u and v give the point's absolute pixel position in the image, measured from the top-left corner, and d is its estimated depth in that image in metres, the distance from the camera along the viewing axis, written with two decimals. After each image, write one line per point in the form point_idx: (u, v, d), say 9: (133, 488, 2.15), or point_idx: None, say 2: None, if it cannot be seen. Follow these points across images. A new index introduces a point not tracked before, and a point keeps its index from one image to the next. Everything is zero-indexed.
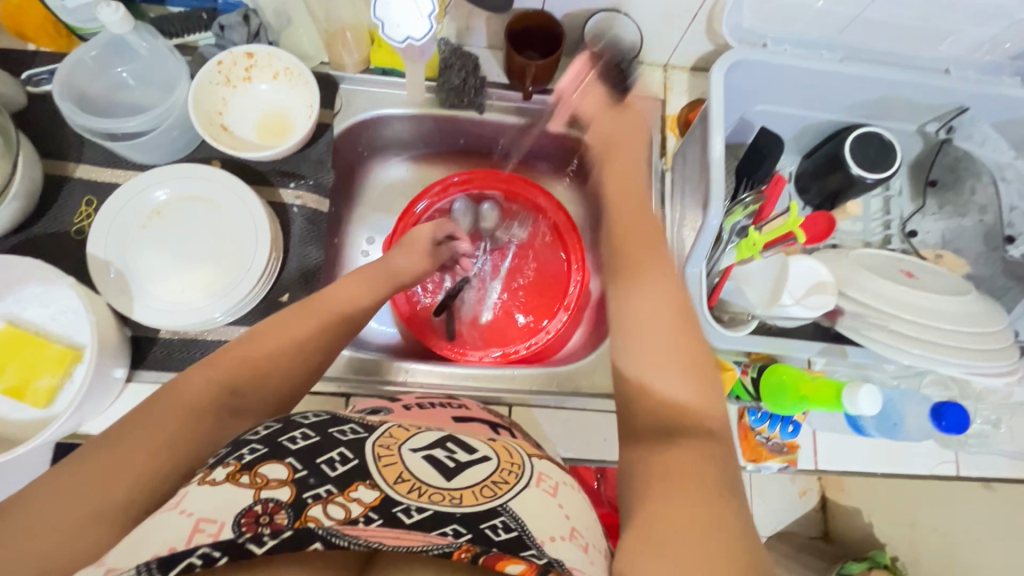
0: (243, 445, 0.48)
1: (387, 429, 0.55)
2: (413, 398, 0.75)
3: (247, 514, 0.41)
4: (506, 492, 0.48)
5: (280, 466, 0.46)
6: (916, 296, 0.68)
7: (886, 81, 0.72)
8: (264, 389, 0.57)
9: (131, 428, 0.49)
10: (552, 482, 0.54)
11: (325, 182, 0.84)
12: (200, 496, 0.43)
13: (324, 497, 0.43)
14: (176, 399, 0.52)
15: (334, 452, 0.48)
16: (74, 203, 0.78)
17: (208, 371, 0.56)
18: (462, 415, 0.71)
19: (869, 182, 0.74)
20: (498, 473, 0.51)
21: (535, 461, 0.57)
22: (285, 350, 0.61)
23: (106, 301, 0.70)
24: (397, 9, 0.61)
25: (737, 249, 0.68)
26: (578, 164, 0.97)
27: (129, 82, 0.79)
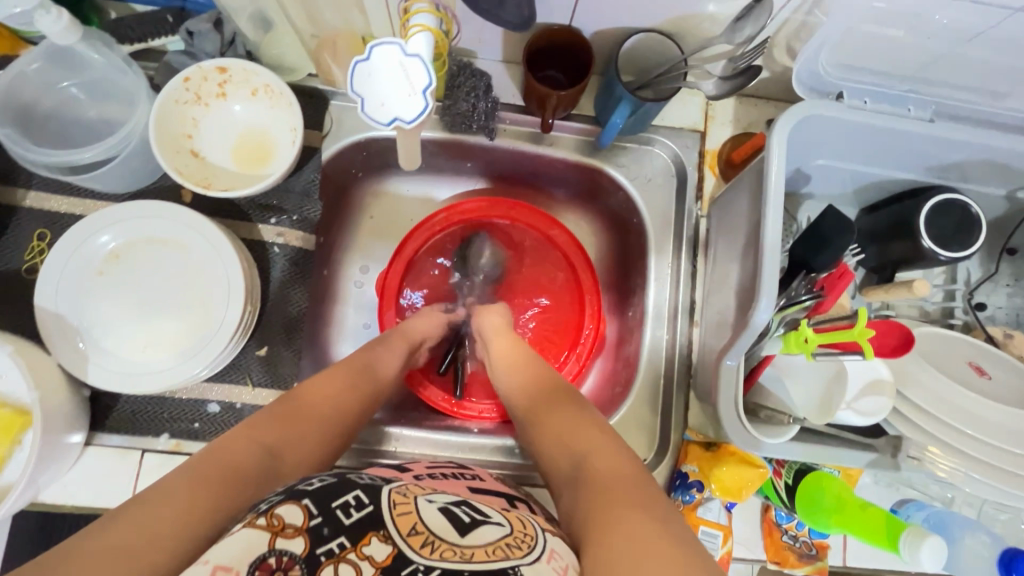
0: (261, 496, 0.46)
1: (403, 482, 0.52)
2: (424, 467, 0.68)
3: (260, 566, 0.39)
4: (524, 556, 0.44)
5: (296, 508, 0.43)
6: (990, 410, 0.58)
7: (980, 146, 0.59)
8: (302, 451, 0.55)
9: (170, 485, 0.46)
10: (564, 562, 0.46)
11: (311, 217, 0.75)
12: (221, 545, 0.40)
13: (336, 553, 0.41)
14: (221, 458, 0.49)
15: (350, 495, 0.45)
16: (25, 236, 0.68)
17: (250, 433, 0.54)
18: (476, 485, 0.63)
19: (942, 260, 0.63)
20: (511, 537, 0.46)
21: (550, 535, 0.49)
22: (325, 412, 0.60)
23: (54, 361, 0.62)
24: (384, 80, 0.50)
25: (784, 342, 0.57)
26: (600, 196, 0.85)
27: (80, 97, 0.68)
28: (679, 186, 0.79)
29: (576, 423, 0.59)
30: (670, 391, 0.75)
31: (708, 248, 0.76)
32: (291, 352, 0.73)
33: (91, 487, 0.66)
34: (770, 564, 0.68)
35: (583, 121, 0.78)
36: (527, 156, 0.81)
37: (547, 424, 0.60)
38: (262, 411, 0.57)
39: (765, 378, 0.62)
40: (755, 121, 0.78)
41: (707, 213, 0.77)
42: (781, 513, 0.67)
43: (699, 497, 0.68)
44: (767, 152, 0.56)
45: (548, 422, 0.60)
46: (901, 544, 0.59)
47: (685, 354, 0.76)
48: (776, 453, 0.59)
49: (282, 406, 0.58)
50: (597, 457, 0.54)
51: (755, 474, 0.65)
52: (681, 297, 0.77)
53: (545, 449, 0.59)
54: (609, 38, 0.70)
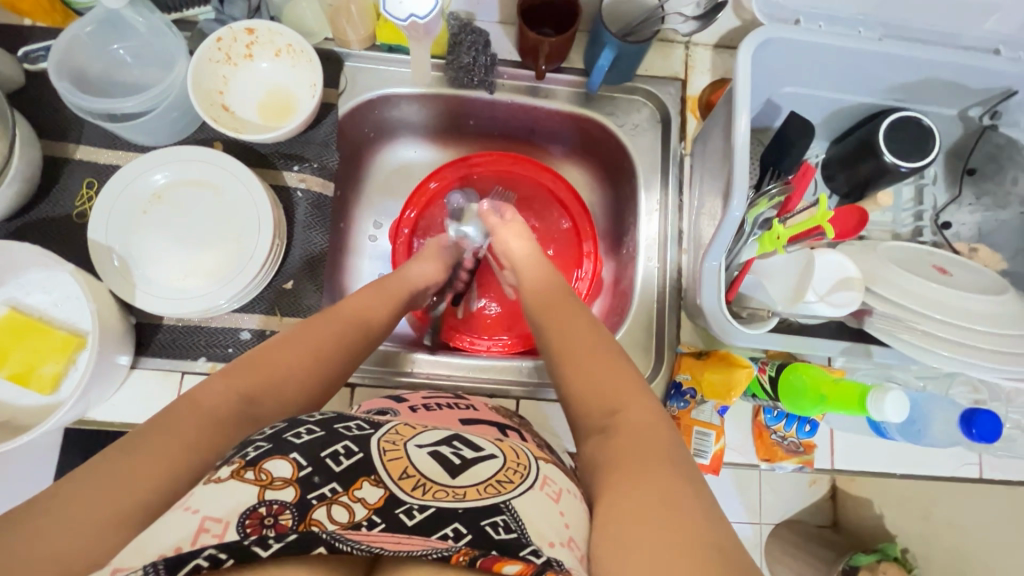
0: (248, 445, 0.48)
1: (393, 426, 0.55)
2: (418, 399, 0.73)
3: (250, 516, 0.41)
4: (513, 491, 0.48)
5: (284, 462, 0.45)
6: (949, 296, 0.64)
7: (928, 62, 0.67)
8: (280, 397, 0.58)
9: (150, 434, 0.49)
10: (556, 487, 0.51)
11: (330, 165, 0.82)
12: (208, 494, 0.43)
13: (329, 498, 0.44)
14: (195, 407, 0.52)
15: (339, 445, 0.48)
16: (75, 185, 0.76)
17: (226, 381, 0.56)
18: (471, 415, 0.69)
19: (903, 171, 0.69)
20: (503, 472, 0.51)
21: (543, 463, 0.55)
22: (303, 360, 0.61)
23: (108, 288, 0.69)
24: None
25: (759, 242, 0.64)
26: (592, 147, 0.92)
27: (126, 60, 0.76)
28: (664, 129, 0.86)
29: (602, 377, 0.60)
30: (662, 314, 0.81)
31: (693, 184, 0.83)
32: (314, 286, 0.79)
33: (137, 405, 0.73)
34: (761, 463, 0.73)
35: (574, 74, 0.86)
36: (524, 108, 0.88)
37: (580, 373, 0.62)
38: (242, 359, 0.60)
39: (745, 287, 0.68)
40: (731, 69, 0.86)
41: (691, 151, 0.85)
42: (770, 415, 0.72)
43: (692, 402, 0.74)
44: (734, 76, 0.63)
45: (583, 369, 0.62)
46: (869, 403, 0.63)
47: (675, 279, 0.82)
48: (757, 343, 0.65)
49: (262, 353, 0.61)
50: (629, 410, 0.56)
51: (741, 373, 0.70)
52: (670, 228, 0.83)
53: (580, 391, 0.61)
54: None
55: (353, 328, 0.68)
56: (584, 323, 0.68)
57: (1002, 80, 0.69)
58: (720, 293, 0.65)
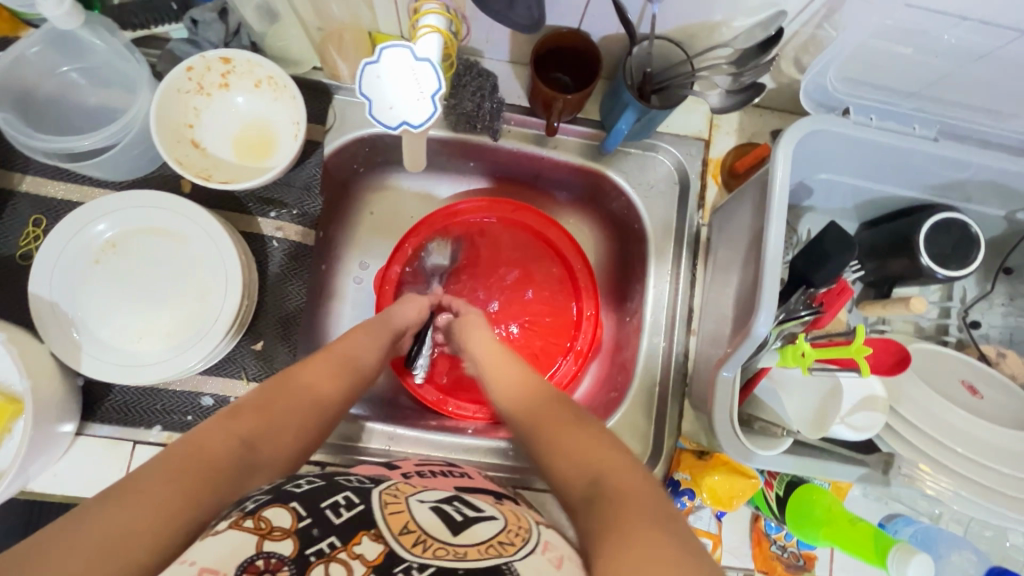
0: (246, 497, 0.45)
1: (393, 483, 0.53)
2: (413, 465, 0.68)
3: (247, 568, 0.38)
4: (518, 551, 0.43)
5: (284, 511, 0.43)
6: (976, 426, 0.59)
7: (984, 166, 0.60)
8: (280, 445, 0.52)
9: (146, 478, 0.43)
10: (559, 552, 0.45)
11: (312, 211, 0.74)
12: (204, 545, 0.39)
13: (326, 553, 0.40)
14: (197, 453, 0.46)
15: (338, 496, 0.45)
16: (20, 222, 0.67)
17: (227, 425, 0.51)
18: (467, 483, 0.64)
19: (939, 278, 0.63)
20: (505, 534, 0.46)
21: (544, 529, 0.50)
22: (309, 403, 0.56)
23: (48, 350, 0.62)
24: (394, 85, 0.49)
25: (781, 355, 0.57)
26: (598, 199, 0.84)
27: (82, 82, 0.67)
28: (681, 194, 0.79)
29: (581, 438, 0.54)
30: (664, 398, 0.76)
31: (708, 257, 0.76)
32: (286, 348, 0.72)
33: (79, 476, 0.66)
34: (758, 573, 0.68)
35: (588, 125, 0.78)
36: (530, 158, 0.81)
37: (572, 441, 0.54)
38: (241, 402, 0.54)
39: (760, 391, 0.62)
40: (758, 132, 0.78)
41: (708, 222, 0.77)
42: (770, 522, 0.67)
43: (691, 504, 0.68)
44: (772, 166, 0.56)
45: (560, 437, 0.55)
46: (889, 560, 0.59)
47: (681, 362, 0.76)
48: (768, 464, 0.59)
49: (260, 394, 0.55)
50: (612, 473, 0.50)
51: (747, 485, 0.66)
52: (680, 307, 0.77)
53: (557, 459, 0.54)
54: (617, 43, 0.70)
55: (358, 371, 0.63)
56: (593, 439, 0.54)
57: None
58: (735, 401, 0.59)
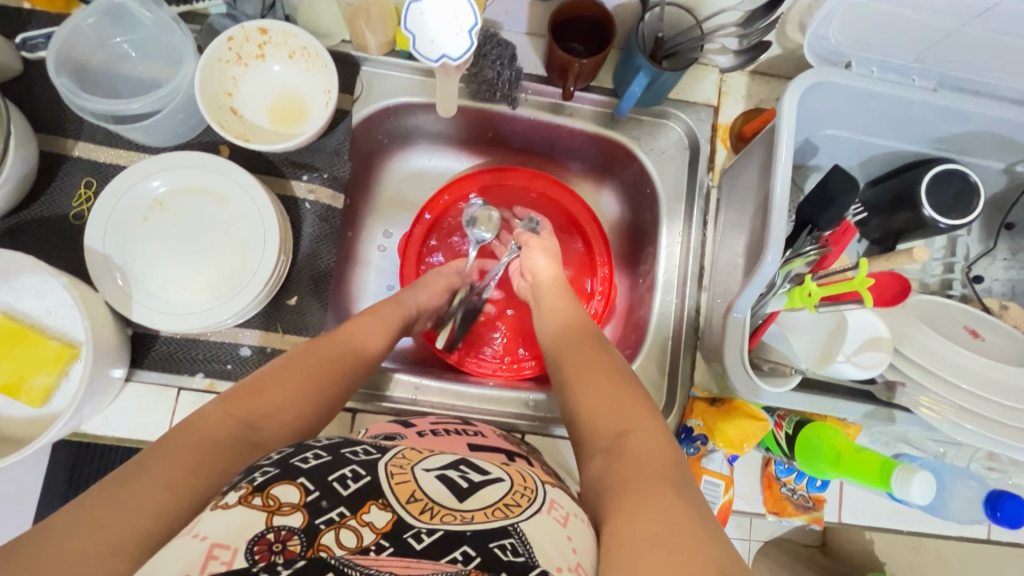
0: (255, 470, 0.47)
1: (399, 451, 0.54)
2: (427, 423, 0.71)
3: (258, 542, 0.40)
4: (522, 513, 0.46)
5: (293, 487, 0.44)
6: (978, 364, 0.62)
7: (982, 116, 0.63)
8: (279, 424, 0.56)
9: (151, 461, 0.47)
10: (564, 511, 0.49)
11: (341, 175, 0.78)
12: (214, 519, 0.41)
13: (336, 522, 0.43)
14: (198, 436, 0.50)
15: (346, 469, 0.47)
16: (73, 184, 0.72)
17: (227, 408, 0.54)
18: (478, 440, 0.67)
19: (942, 227, 0.66)
20: (510, 495, 0.49)
21: (549, 488, 0.53)
22: (303, 386, 0.60)
23: (103, 300, 0.66)
24: (435, 20, 0.54)
25: (789, 296, 0.61)
26: (612, 168, 0.88)
27: (131, 54, 0.72)
28: (692, 159, 0.82)
29: (608, 396, 0.59)
30: (678, 352, 0.79)
31: (718, 217, 0.79)
32: (318, 303, 0.76)
33: (129, 419, 0.70)
34: (769, 515, 0.71)
35: (602, 94, 0.81)
36: (547, 126, 0.85)
37: (594, 386, 0.61)
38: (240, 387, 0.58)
39: (769, 336, 0.66)
40: (766, 98, 0.81)
41: (718, 184, 0.81)
42: (781, 466, 0.70)
43: (703, 449, 0.71)
44: (778, 118, 0.60)
45: (591, 387, 0.61)
46: (893, 480, 0.62)
47: (693, 317, 0.79)
48: (779, 401, 0.62)
49: (262, 378, 0.59)
50: (636, 431, 0.55)
51: (758, 427, 0.68)
52: (691, 265, 0.81)
53: (589, 414, 0.59)
54: (630, 12, 0.74)
55: (353, 352, 0.66)
56: (620, 395, 0.59)
57: None
58: (745, 343, 0.62)
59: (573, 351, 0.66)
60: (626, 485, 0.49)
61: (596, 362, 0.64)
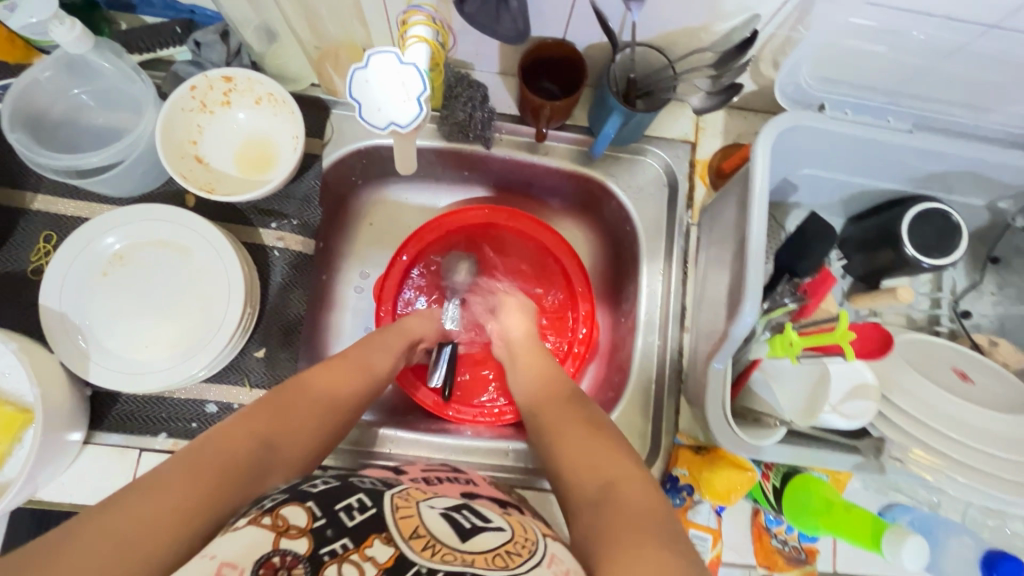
0: (264, 498, 0.46)
1: (405, 489, 0.53)
2: (418, 470, 0.69)
3: (263, 565, 0.39)
4: (522, 564, 0.43)
5: (301, 510, 0.44)
6: (967, 411, 0.60)
7: (960, 157, 0.62)
8: (295, 446, 0.54)
9: (176, 470, 0.46)
10: (565, 566, 0.44)
11: (312, 221, 0.76)
12: (226, 541, 0.41)
13: (339, 555, 0.41)
14: (222, 450, 0.49)
15: (352, 499, 0.46)
16: (32, 238, 0.70)
17: (245, 423, 0.53)
18: (470, 491, 0.65)
19: (925, 268, 0.64)
20: (512, 543, 0.46)
21: (550, 542, 0.49)
22: (319, 405, 0.58)
23: (59, 361, 0.63)
24: (382, 88, 0.52)
25: (770, 345, 0.58)
26: (593, 205, 0.86)
27: (91, 104, 0.70)
28: (671, 196, 0.81)
29: (597, 450, 0.56)
30: (661, 396, 0.76)
31: (699, 255, 0.78)
32: (288, 355, 0.74)
33: (87, 484, 0.67)
34: (760, 569, 0.68)
35: (577, 132, 0.80)
36: (523, 165, 0.83)
37: (584, 436, 0.58)
38: (257, 402, 0.57)
39: (754, 384, 0.64)
40: (744, 133, 0.80)
41: (698, 222, 0.79)
42: (770, 517, 0.68)
43: (689, 500, 0.68)
44: (752, 163, 0.58)
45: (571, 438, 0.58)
46: (884, 544, 0.60)
47: (676, 359, 0.77)
48: (764, 454, 0.60)
49: (278, 397, 0.57)
50: (624, 483, 0.51)
51: (745, 477, 0.66)
52: (672, 304, 0.78)
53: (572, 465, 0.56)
54: (601, 51, 0.73)
55: (365, 373, 0.65)
56: (607, 438, 0.57)
57: None
58: (726, 394, 0.60)
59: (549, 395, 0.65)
60: (613, 537, 0.46)
61: (581, 411, 0.62)
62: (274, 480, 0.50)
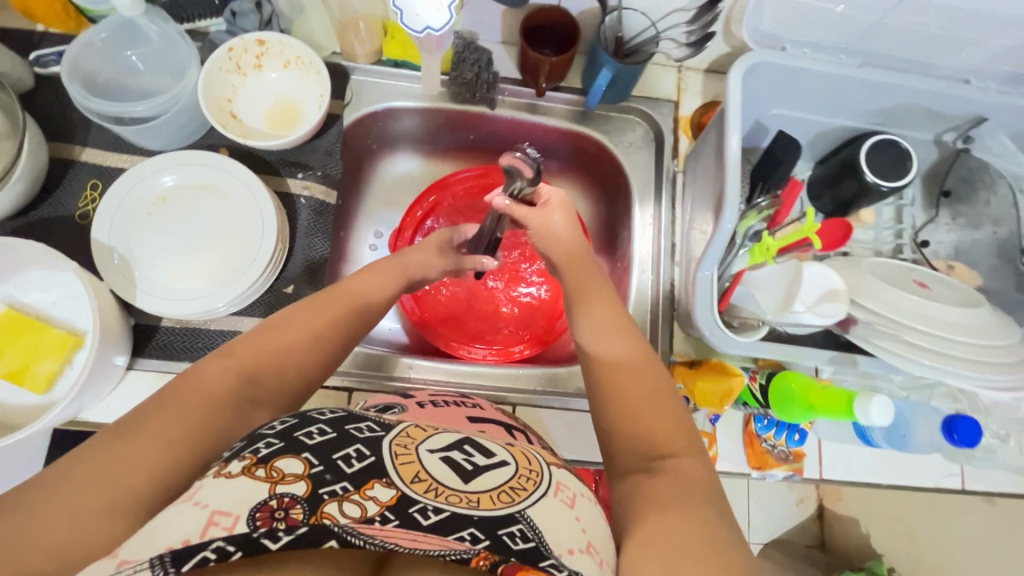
0: (259, 440, 0.44)
1: (404, 427, 0.50)
2: (426, 395, 0.74)
3: (261, 509, 0.38)
4: (527, 499, 0.44)
5: (296, 460, 0.42)
6: (928, 306, 0.68)
7: (906, 89, 0.71)
8: (283, 380, 0.54)
9: (149, 415, 0.46)
10: (570, 493, 0.47)
11: (334, 173, 0.84)
12: (217, 489, 0.40)
13: (339, 495, 0.40)
14: (194, 390, 0.49)
15: (351, 448, 0.44)
16: (79, 186, 0.76)
17: (227, 358, 0.52)
18: (476, 413, 0.69)
19: (885, 190, 0.73)
20: (517, 479, 0.46)
21: (556, 470, 0.51)
22: (307, 340, 0.56)
23: (108, 287, 0.69)
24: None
25: (749, 253, 0.68)
26: (587, 162, 0.95)
27: (137, 66, 0.78)
28: (658, 148, 0.89)
29: (658, 410, 0.52)
30: (656, 324, 0.83)
31: (685, 199, 0.86)
32: (313, 292, 0.80)
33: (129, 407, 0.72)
34: (753, 472, 0.74)
35: (572, 93, 0.89)
36: (523, 124, 0.91)
37: (631, 389, 0.53)
38: (244, 336, 0.55)
39: (737, 298, 0.71)
40: (720, 93, 0.90)
41: (682, 168, 0.88)
42: (760, 423, 0.74)
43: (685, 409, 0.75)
44: (727, 96, 0.67)
45: (624, 388, 0.53)
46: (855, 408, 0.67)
47: (668, 290, 0.85)
48: (749, 350, 0.67)
49: (263, 333, 0.55)
50: (673, 452, 0.49)
51: (732, 381, 0.72)
52: (663, 243, 0.86)
53: (619, 425, 0.52)
54: (593, 16, 0.83)
55: (378, 297, 0.64)
56: (658, 393, 0.53)
57: (975, 106, 0.74)
58: (713, 300, 0.67)
59: (605, 326, 0.58)
60: (657, 508, 0.45)
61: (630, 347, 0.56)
62: (258, 417, 0.51)
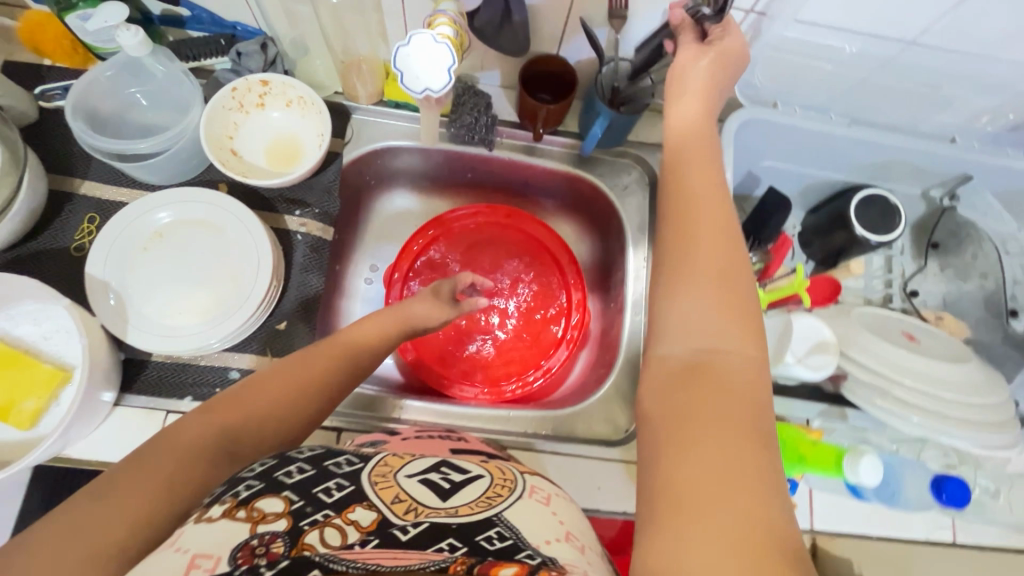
0: (239, 482, 0.42)
1: (382, 458, 0.51)
2: (412, 432, 0.74)
3: (242, 549, 0.35)
4: (501, 502, 0.46)
5: (277, 498, 0.40)
6: (918, 361, 0.68)
7: (891, 148, 0.74)
8: (265, 433, 0.53)
9: (129, 471, 0.45)
10: (543, 494, 0.51)
11: (331, 211, 0.84)
12: (199, 533, 0.37)
13: (321, 522, 0.38)
14: (173, 445, 0.47)
15: (331, 481, 0.43)
16: (76, 219, 0.77)
17: (208, 416, 0.51)
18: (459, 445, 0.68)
19: (873, 243, 0.74)
20: (492, 488, 0.49)
21: (527, 477, 0.55)
22: (290, 393, 0.56)
23: (100, 323, 0.69)
24: (419, 62, 0.64)
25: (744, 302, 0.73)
26: (582, 202, 0.96)
27: (141, 102, 0.79)
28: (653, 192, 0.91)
29: (719, 314, 0.45)
30: None
31: None
32: (306, 328, 0.79)
33: (114, 443, 0.71)
34: None
35: (568, 137, 0.91)
36: (519, 165, 0.93)
37: (699, 292, 0.46)
38: (229, 391, 0.55)
39: None
40: None
41: None
42: None
43: None
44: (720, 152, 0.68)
45: (684, 294, 0.46)
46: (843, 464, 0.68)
47: None
48: None
49: (246, 387, 0.55)
50: (727, 356, 0.43)
51: None
52: None
53: (674, 323, 0.46)
54: (590, 65, 0.85)
55: (368, 345, 0.63)
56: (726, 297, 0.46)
57: (959, 164, 0.77)
58: None
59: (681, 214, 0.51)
60: (687, 439, 0.39)
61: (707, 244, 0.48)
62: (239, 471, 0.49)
